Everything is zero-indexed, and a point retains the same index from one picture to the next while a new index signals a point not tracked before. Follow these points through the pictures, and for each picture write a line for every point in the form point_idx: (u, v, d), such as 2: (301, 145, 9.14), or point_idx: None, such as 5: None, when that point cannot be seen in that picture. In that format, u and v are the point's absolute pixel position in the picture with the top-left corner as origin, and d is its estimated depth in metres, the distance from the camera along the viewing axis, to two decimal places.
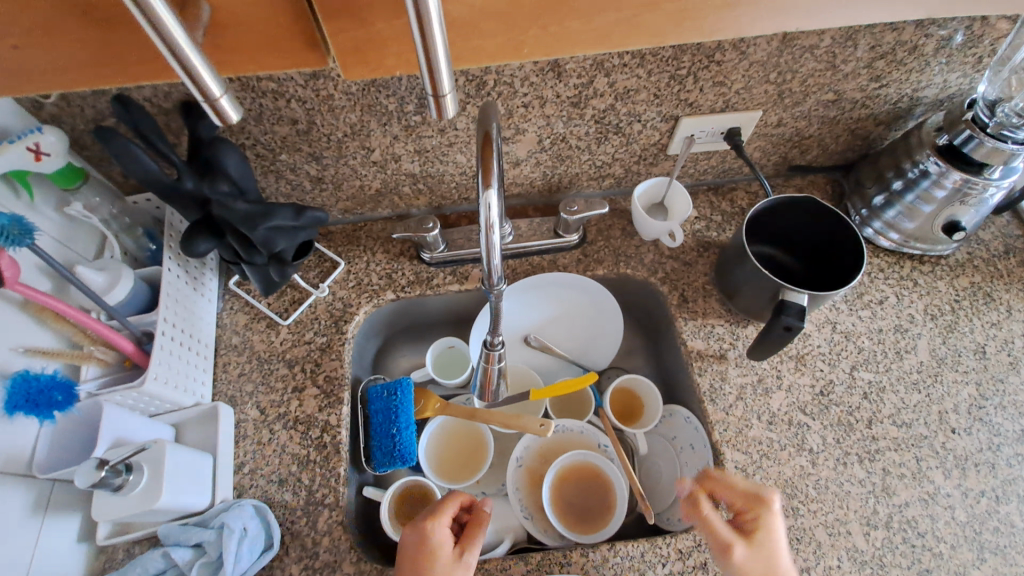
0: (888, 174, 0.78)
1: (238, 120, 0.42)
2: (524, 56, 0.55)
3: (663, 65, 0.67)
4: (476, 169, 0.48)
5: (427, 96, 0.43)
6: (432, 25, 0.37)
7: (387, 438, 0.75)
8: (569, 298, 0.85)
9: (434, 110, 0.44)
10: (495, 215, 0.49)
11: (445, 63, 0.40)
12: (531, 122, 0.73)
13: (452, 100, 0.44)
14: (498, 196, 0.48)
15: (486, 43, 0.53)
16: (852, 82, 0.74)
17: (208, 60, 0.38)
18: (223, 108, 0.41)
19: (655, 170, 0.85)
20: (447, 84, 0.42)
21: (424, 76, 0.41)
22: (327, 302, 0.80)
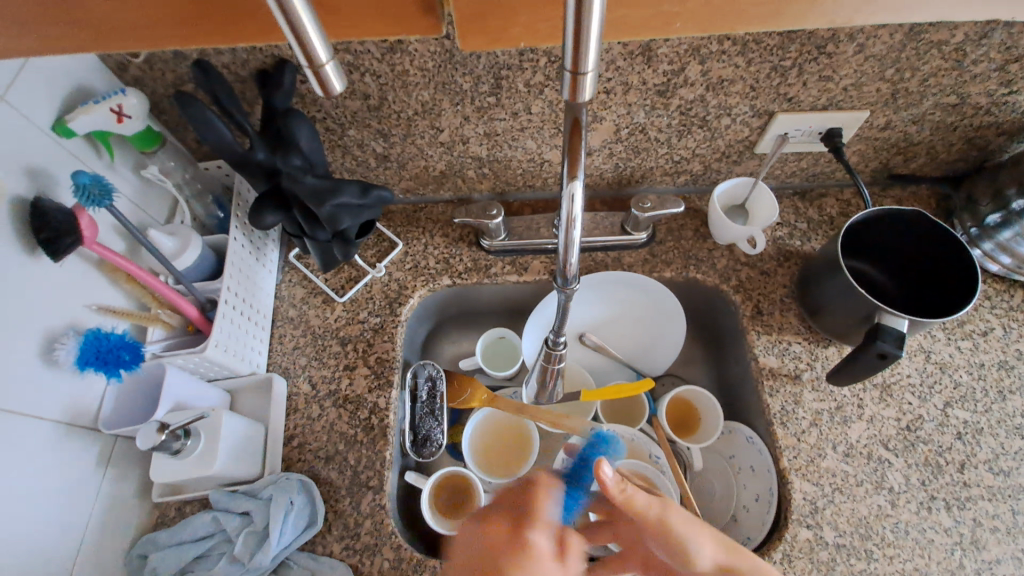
0: (1007, 191, 0.70)
1: (340, 91, 0.40)
2: (675, 31, 0.52)
3: (767, 54, 0.61)
4: (561, 162, 0.44)
5: (563, 72, 0.37)
6: (588, 35, 0.34)
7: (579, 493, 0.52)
8: (631, 299, 0.81)
9: (567, 91, 0.38)
10: (577, 209, 0.45)
11: (596, 37, 0.34)
12: (610, 110, 0.69)
13: (591, 82, 0.37)
14: (583, 188, 0.45)
15: (634, 17, 0.51)
16: (979, 85, 0.65)
17: (318, 23, 0.35)
18: (326, 75, 0.38)
19: (737, 169, 0.79)
20: (592, 63, 0.36)
21: (565, 50, 0.35)
22: (383, 282, 0.79)
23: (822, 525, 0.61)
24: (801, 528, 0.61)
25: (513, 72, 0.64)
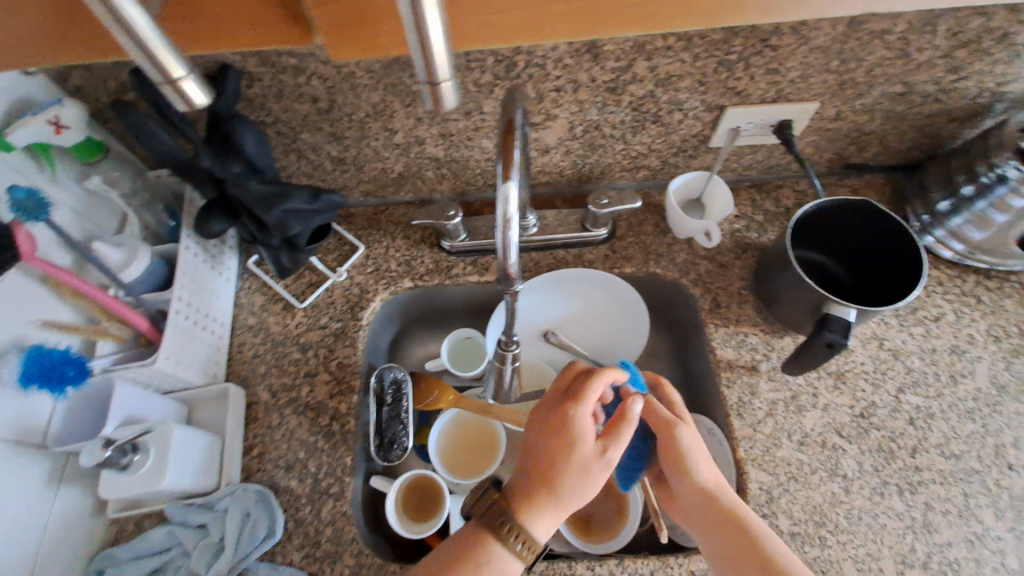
0: (957, 178, 0.71)
1: (207, 106, 0.38)
2: (545, 35, 0.53)
3: (712, 49, 0.61)
4: (497, 159, 0.43)
5: (422, 85, 0.37)
6: (432, 44, 0.34)
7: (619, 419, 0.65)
8: (593, 296, 0.82)
9: (431, 103, 0.38)
10: (513, 209, 0.43)
11: (440, 44, 0.34)
12: (562, 107, 0.69)
13: (451, 88, 0.37)
14: (518, 188, 0.43)
15: (493, 21, 0.52)
16: (926, 73, 0.66)
17: (164, 35, 0.35)
18: (187, 92, 0.37)
19: (694, 164, 0.80)
20: (445, 70, 0.36)
21: (417, 61, 0.35)
22: (344, 287, 0.79)
23: (778, 514, 0.61)
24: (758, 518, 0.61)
25: (462, 72, 0.63)
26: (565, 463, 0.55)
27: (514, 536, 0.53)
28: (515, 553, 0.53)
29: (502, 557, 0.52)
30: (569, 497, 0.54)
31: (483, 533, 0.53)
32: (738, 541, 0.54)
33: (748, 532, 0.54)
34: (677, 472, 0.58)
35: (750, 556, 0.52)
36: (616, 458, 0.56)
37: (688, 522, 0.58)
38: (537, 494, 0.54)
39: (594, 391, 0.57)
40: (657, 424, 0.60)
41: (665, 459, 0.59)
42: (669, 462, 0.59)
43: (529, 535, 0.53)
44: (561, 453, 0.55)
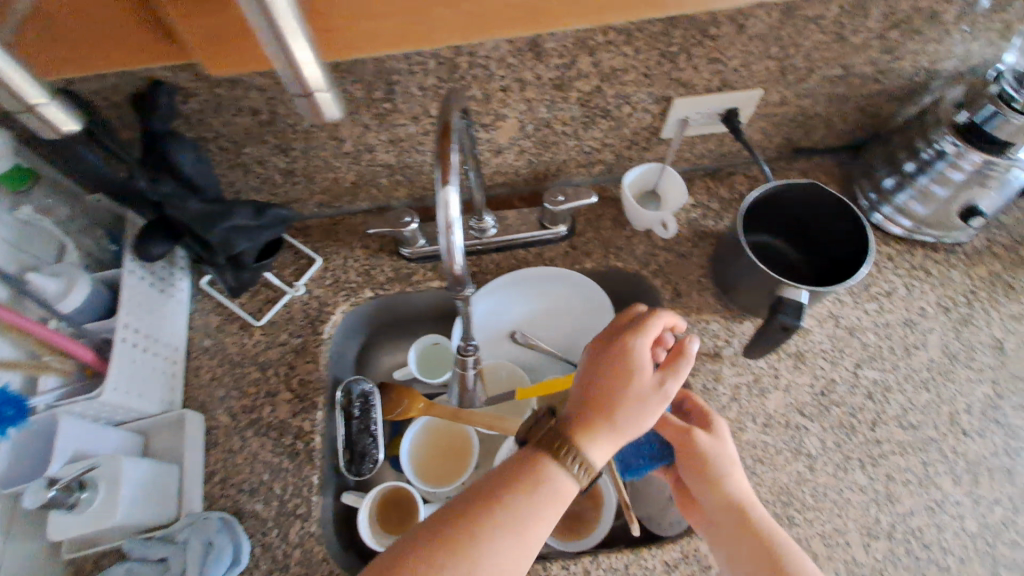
0: (899, 157, 0.73)
1: (74, 129, 0.47)
2: (432, 43, 0.53)
3: (653, 42, 0.61)
4: (434, 165, 0.43)
5: (298, 97, 0.41)
6: (298, 65, 0.38)
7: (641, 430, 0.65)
8: (558, 294, 0.82)
9: (312, 113, 0.43)
10: (454, 214, 0.42)
11: (305, 60, 0.38)
12: (511, 107, 0.68)
13: (328, 99, 0.42)
14: (457, 193, 0.42)
15: (375, 30, 0.51)
16: (863, 55, 0.67)
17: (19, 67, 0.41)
18: (48, 117, 0.44)
19: (648, 156, 0.80)
20: (318, 82, 0.40)
21: (289, 76, 0.40)
22: (302, 301, 0.77)
23: None
24: None
25: (405, 76, 0.62)
26: (625, 391, 0.54)
27: (571, 457, 0.52)
28: (571, 474, 0.51)
29: (559, 475, 0.51)
30: (628, 422, 0.53)
31: (539, 454, 0.52)
32: (763, 554, 0.54)
33: (768, 541, 0.54)
34: (704, 485, 0.58)
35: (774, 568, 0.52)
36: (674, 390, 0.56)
37: (710, 534, 0.58)
38: (594, 418, 0.53)
39: (651, 328, 0.58)
40: (686, 435, 0.60)
41: (693, 470, 0.59)
42: (697, 474, 0.59)
43: (586, 458, 0.52)
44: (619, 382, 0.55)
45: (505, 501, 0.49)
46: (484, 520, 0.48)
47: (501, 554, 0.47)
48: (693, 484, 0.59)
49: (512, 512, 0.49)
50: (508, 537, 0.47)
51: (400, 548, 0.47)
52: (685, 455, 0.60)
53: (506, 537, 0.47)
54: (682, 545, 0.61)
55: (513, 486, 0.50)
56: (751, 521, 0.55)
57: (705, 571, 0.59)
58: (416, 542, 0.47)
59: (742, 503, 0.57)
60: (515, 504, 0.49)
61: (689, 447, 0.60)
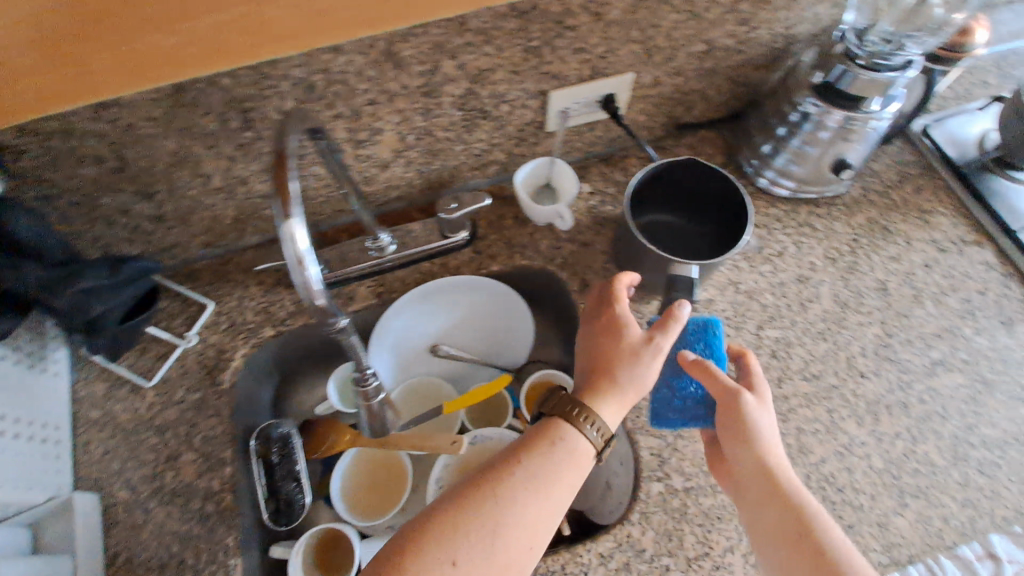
0: (771, 122, 0.75)
1: None
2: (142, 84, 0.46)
3: (512, 38, 0.60)
4: (273, 199, 0.40)
5: None
6: None
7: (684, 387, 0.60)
8: (473, 302, 0.81)
9: None
10: (303, 246, 0.39)
11: None
12: (383, 120, 0.65)
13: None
14: (302, 225, 0.40)
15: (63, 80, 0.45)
16: (720, 29, 0.69)
17: None
18: None
19: (539, 150, 0.80)
20: None
21: None
22: (197, 352, 0.72)
23: (670, 475, 0.64)
24: (653, 483, 0.64)
25: (259, 103, 0.58)
26: (617, 352, 0.59)
27: (584, 419, 0.56)
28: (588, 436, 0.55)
29: (573, 436, 0.56)
30: (629, 379, 0.58)
31: (555, 421, 0.57)
32: (788, 521, 0.53)
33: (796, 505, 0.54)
34: (743, 446, 0.56)
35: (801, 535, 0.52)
36: (667, 346, 0.59)
37: (740, 495, 0.57)
38: (597, 381, 0.59)
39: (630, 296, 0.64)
40: (730, 399, 0.56)
41: (731, 431, 0.57)
42: (733, 436, 0.57)
43: (596, 417, 0.56)
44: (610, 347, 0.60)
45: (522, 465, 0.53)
46: (504, 485, 0.52)
47: (525, 512, 0.51)
48: (730, 444, 0.57)
49: (531, 474, 0.53)
50: (529, 497, 0.52)
51: (425, 517, 0.51)
52: (724, 415, 0.57)
53: (526, 497, 0.52)
54: (615, 534, 0.61)
55: (530, 452, 0.55)
56: (784, 487, 0.55)
57: (639, 555, 0.60)
58: (440, 509, 0.51)
59: (773, 469, 0.55)
60: (533, 466, 0.53)
61: (732, 408, 0.57)
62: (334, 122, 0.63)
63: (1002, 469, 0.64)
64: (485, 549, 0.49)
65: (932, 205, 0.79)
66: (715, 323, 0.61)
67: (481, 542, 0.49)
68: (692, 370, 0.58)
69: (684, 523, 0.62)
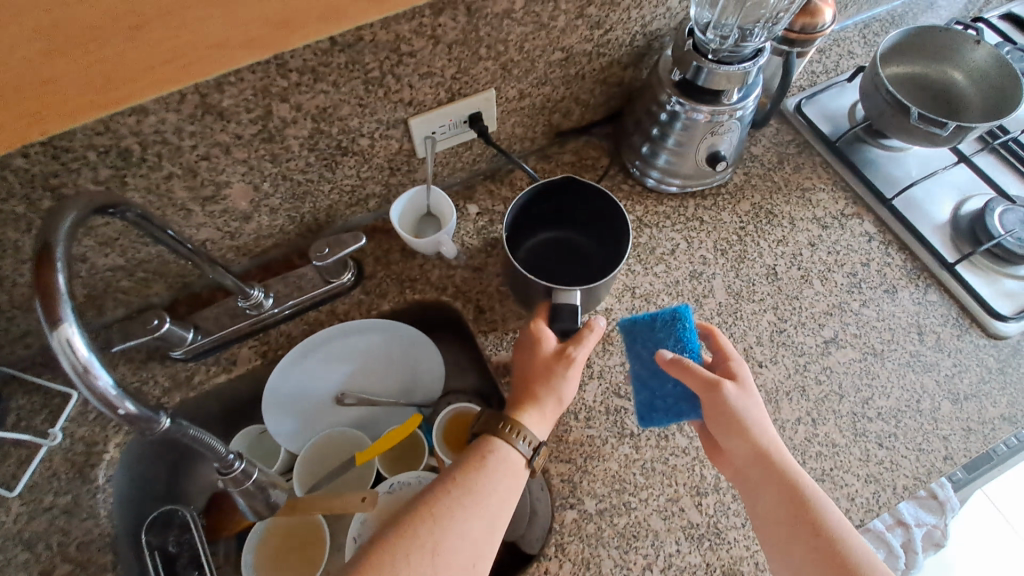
0: (644, 122, 0.74)
1: None
2: None
3: (347, 73, 0.56)
4: (40, 310, 0.38)
5: None
6: None
7: (666, 385, 0.60)
8: (370, 343, 0.76)
9: None
10: (84, 350, 0.38)
11: None
12: (226, 172, 0.60)
13: None
14: (78, 327, 0.39)
15: None
16: (574, 35, 0.67)
17: None
18: None
19: (416, 177, 0.76)
20: None
21: None
22: (65, 449, 0.66)
23: (583, 499, 0.62)
24: (564, 511, 0.61)
25: (67, 176, 0.52)
26: (535, 365, 0.60)
27: (514, 432, 0.56)
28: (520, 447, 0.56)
29: (505, 450, 0.56)
30: (552, 390, 0.59)
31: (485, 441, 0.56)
32: (785, 506, 0.53)
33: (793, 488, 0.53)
34: (734, 434, 0.56)
35: (800, 519, 0.52)
36: (582, 354, 0.60)
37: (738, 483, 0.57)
38: (522, 396, 0.59)
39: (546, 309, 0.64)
40: (713, 389, 0.56)
41: (721, 421, 0.56)
42: (723, 425, 0.56)
43: (526, 430, 0.57)
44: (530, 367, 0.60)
45: (458, 481, 0.53)
46: (442, 503, 0.51)
47: (464, 528, 0.50)
48: (720, 433, 0.57)
49: (466, 488, 0.52)
50: (466, 512, 0.51)
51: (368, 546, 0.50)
52: (710, 406, 0.56)
53: (463, 513, 0.51)
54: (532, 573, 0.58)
55: (466, 469, 0.54)
56: (778, 468, 0.54)
57: None
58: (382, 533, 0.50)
59: (766, 453, 0.55)
60: (469, 482, 0.53)
61: (717, 399, 0.56)
62: (168, 183, 0.58)
63: (899, 439, 0.65)
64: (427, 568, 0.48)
65: (811, 182, 0.80)
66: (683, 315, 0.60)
67: (421, 562, 0.48)
68: (670, 369, 0.57)
69: (601, 548, 0.60)
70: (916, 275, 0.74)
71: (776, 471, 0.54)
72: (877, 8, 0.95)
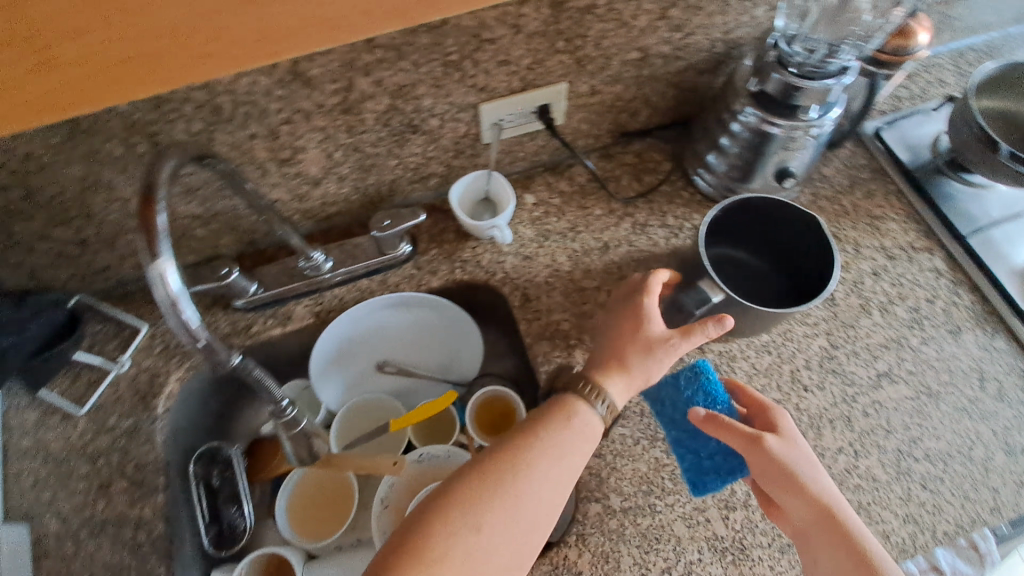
0: (714, 130, 0.73)
1: None
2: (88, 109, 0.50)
3: (427, 53, 0.58)
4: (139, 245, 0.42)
5: None
6: None
7: (709, 444, 0.61)
8: (417, 316, 0.79)
9: None
10: (171, 284, 0.41)
11: None
12: (304, 138, 0.64)
13: None
14: (173, 263, 0.42)
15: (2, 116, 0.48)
16: (653, 36, 0.67)
17: None
18: None
19: (478, 162, 0.78)
20: None
21: None
22: (131, 376, 0.71)
23: (608, 494, 0.62)
24: (589, 503, 0.62)
25: (164, 125, 0.56)
26: (637, 336, 0.58)
27: (594, 394, 0.55)
28: (596, 413, 0.55)
29: (583, 413, 0.55)
30: (644, 364, 0.57)
31: (565, 400, 0.55)
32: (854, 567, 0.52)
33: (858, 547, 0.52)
34: (790, 493, 0.54)
35: None
36: (686, 346, 0.57)
37: (798, 542, 0.55)
38: (610, 360, 0.58)
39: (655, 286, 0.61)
40: (758, 447, 0.55)
41: (779, 483, 0.55)
42: (778, 484, 0.55)
43: (607, 393, 0.55)
44: (632, 338, 0.58)
45: (539, 437, 0.53)
46: (522, 455, 0.51)
47: (542, 482, 0.50)
48: (776, 492, 0.55)
49: (545, 446, 0.52)
50: (544, 468, 0.51)
51: (446, 487, 0.51)
52: (757, 464, 0.56)
53: (542, 468, 0.51)
54: (551, 557, 0.59)
55: (546, 426, 0.53)
56: (840, 527, 0.53)
57: None
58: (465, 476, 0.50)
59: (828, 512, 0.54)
60: (552, 435, 0.53)
61: (766, 457, 0.55)
62: (250, 142, 0.62)
63: (945, 483, 0.62)
64: (507, 516, 0.49)
65: (882, 211, 0.77)
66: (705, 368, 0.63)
67: (502, 509, 0.49)
68: (705, 426, 0.57)
69: (622, 545, 0.60)
70: (984, 318, 0.70)
71: (839, 529, 0.53)
72: (974, 36, 0.90)
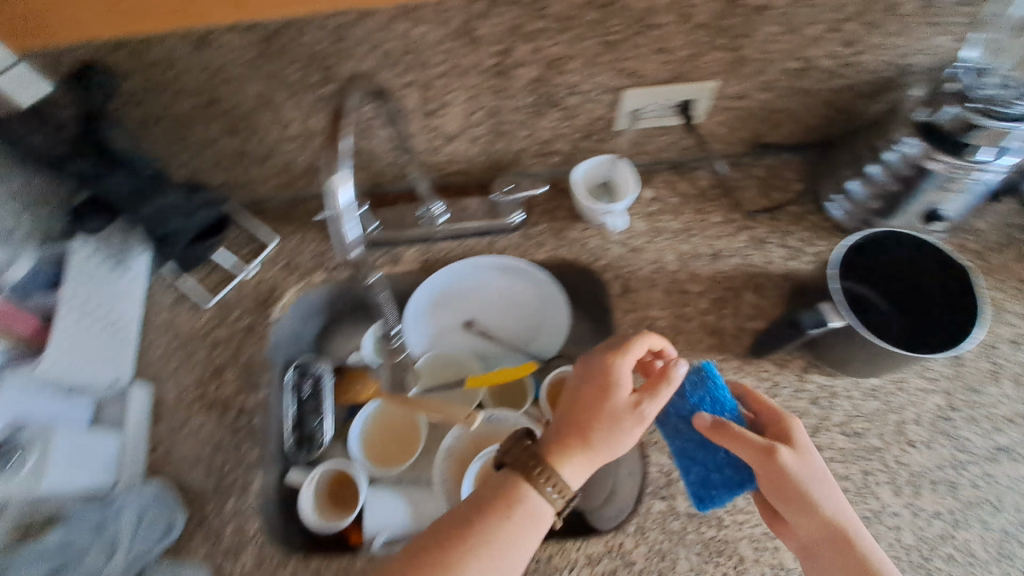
0: (862, 156, 0.69)
1: None
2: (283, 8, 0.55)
3: (591, 29, 0.60)
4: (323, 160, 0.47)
5: None
6: None
7: (716, 455, 0.57)
8: (512, 284, 0.81)
9: None
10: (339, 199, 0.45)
11: None
12: (454, 93, 0.67)
13: None
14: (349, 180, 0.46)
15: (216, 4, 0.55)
16: (821, 48, 0.64)
17: None
18: None
19: (605, 147, 0.78)
20: None
21: None
22: (254, 282, 0.79)
23: (676, 496, 0.62)
24: (654, 499, 0.62)
25: (339, 58, 0.61)
26: (601, 407, 0.53)
27: (542, 477, 0.51)
28: (546, 497, 0.51)
29: (533, 499, 0.51)
30: (608, 442, 0.52)
31: (514, 482, 0.51)
32: None
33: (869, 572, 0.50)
34: (802, 513, 0.52)
35: None
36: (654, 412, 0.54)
37: (804, 558, 0.54)
38: (569, 436, 0.53)
39: (636, 349, 0.56)
40: (769, 461, 0.52)
41: (790, 503, 0.53)
42: (791, 502, 0.53)
43: (557, 477, 0.51)
44: (596, 409, 0.53)
45: (477, 530, 0.49)
46: (457, 551, 0.48)
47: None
48: (787, 510, 0.53)
49: (485, 541, 0.48)
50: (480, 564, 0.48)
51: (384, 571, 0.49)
52: (768, 478, 0.53)
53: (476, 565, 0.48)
54: (607, 540, 0.60)
55: (489, 516, 0.50)
56: (853, 552, 0.51)
57: (628, 566, 0.58)
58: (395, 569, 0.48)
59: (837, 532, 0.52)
60: (488, 528, 0.49)
61: (776, 473, 0.53)
62: (407, 88, 0.66)
63: None
64: None
65: None
66: (710, 372, 0.59)
67: None
68: (714, 434, 0.55)
69: (681, 548, 0.59)
70: None
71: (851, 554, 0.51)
72: None
